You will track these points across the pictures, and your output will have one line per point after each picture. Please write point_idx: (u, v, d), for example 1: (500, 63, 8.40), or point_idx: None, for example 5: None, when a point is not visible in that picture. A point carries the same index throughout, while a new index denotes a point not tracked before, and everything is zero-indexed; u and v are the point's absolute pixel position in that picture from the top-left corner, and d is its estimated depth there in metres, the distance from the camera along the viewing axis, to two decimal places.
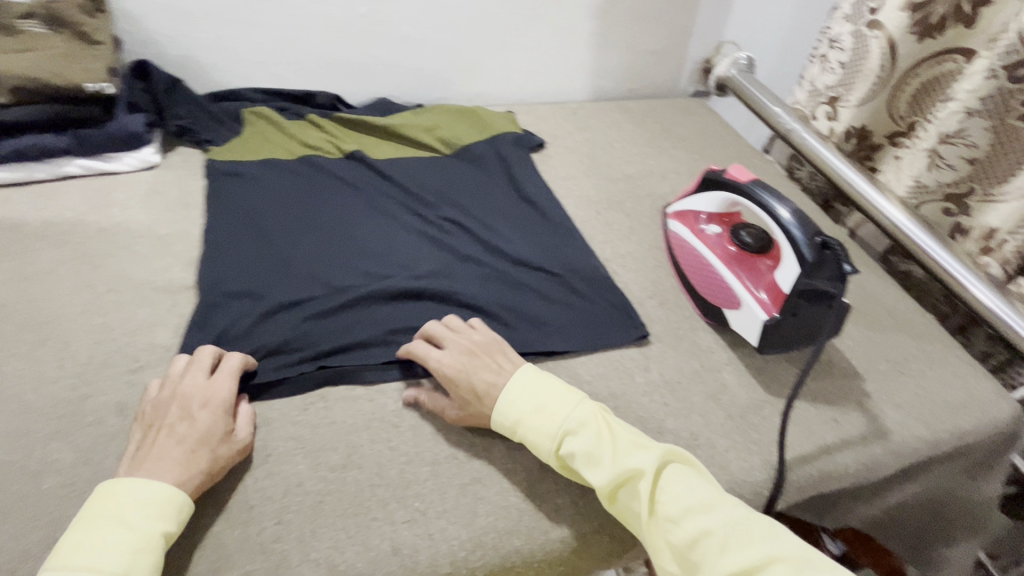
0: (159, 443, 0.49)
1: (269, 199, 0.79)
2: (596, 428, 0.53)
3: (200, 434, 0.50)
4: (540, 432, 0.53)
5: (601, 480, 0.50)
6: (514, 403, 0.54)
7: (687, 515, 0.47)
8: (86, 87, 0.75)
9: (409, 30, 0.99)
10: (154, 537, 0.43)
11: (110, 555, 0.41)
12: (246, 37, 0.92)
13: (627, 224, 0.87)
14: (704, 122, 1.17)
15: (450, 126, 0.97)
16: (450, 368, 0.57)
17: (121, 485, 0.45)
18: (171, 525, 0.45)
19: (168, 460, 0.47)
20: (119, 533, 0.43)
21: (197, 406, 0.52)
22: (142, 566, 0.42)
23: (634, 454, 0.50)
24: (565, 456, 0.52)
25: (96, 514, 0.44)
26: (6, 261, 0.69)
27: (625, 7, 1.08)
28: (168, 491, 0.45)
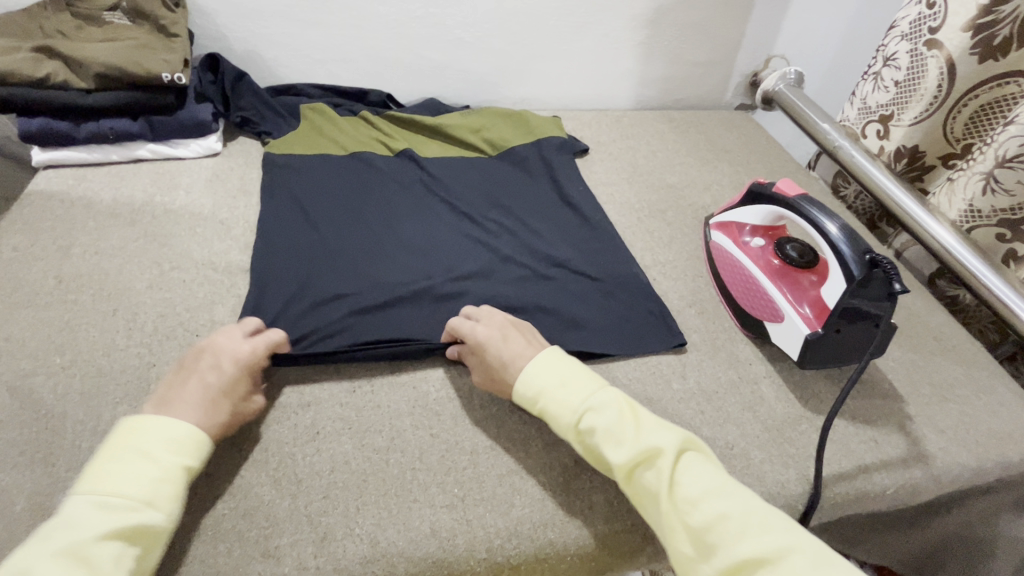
0: (186, 387, 0.51)
1: (324, 187, 0.82)
2: (618, 406, 0.53)
3: (225, 387, 0.53)
4: (563, 404, 0.54)
5: (621, 455, 0.49)
6: (539, 376, 0.55)
7: (706, 498, 0.46)
8: (162, 77, 0.80)
9: (462, 34, 1.02)
10: (176, 469, 0.46)
11: (135, 483, 0.43)
12: (308, 35, 0.97)
13: (667, 232, 0.88)
14: (749, 135, 1.16)
15: (495, 128, 0.99)
16: (482, 336, 0.59)
17: (147, 418, 0.47)
18: (192, 460, 0.47)
19: (192, 404, 0.50)
20: (143, 463, 0.45)
21: (226, 361, 0.54)
22: (165, 496, 0.44)
23: (656, 434, 0.50)
24: (585, 428, 0.52)
25: (121, 443, 0.46)
26: (82, 235, 0.74)
27: (676, 19, 1.09)
28: (192, 431, 0.48)
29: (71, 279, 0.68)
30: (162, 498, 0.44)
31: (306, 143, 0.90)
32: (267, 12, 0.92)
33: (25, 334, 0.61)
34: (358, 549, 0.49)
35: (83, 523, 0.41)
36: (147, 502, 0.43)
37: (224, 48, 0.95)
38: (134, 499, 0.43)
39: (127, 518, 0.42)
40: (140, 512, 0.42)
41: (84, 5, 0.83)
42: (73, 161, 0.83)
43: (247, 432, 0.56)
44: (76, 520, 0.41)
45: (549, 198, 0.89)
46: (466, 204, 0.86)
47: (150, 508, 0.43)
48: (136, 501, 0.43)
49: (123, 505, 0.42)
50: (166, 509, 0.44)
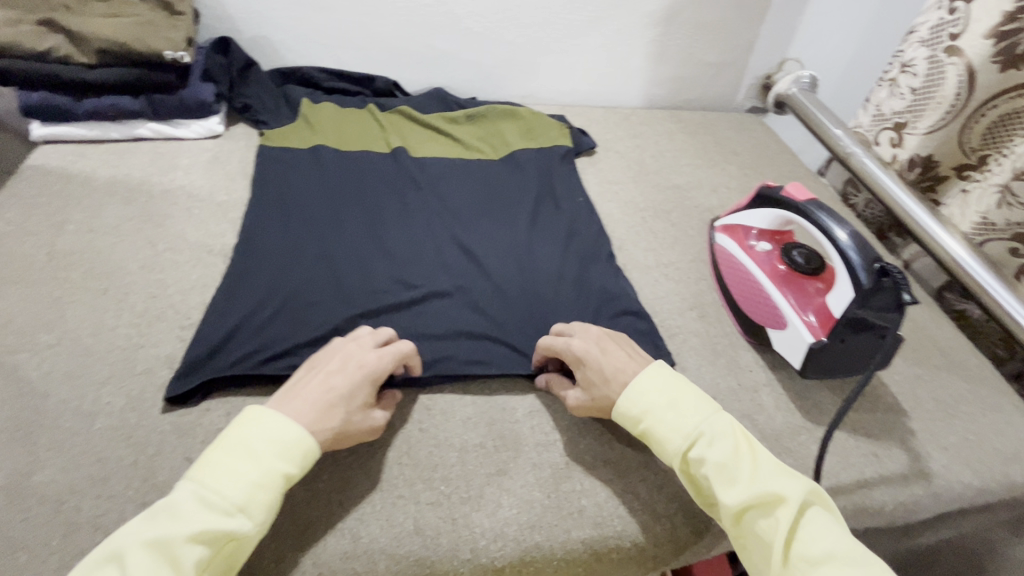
0: (311, 387, 0.50)
1: (324, 179, 0.82)
2: (735, 440, 0.51)
3: (343, 396, 0.50)
4: (672, 427, 0.52)
5: (733, 494, 0.48)
6: (649, 395, 0.54)
7: (826, 562, 0.43)
8: (164, 54, 0.79)
9: (472, 24, 1.00)
10: (275, 476, 0.44)
11: (235, 485, 0.42)
12: (316, 19, 0.95)
13: (671, 233, 0.86)
14: (759, 139, 1.14)
15: (499, 126, 0.97)
16: (580, 352, 0.58)
17: (265, 413, 0.47)
18: (295, 467, 0.45)
19: (307, 411, 0.48)
20: (248, 462, 0.44)
21: (353, 365, 0.53)
22: (258, 504, 0.43)
23: (776, 480, 0.48)
24: (695, 457, 0.50)
25: (239, 433, 0.45)
26: (77, 212, 0.73)
27: (690, 18, 1.07)
28: (299, 438, 0.46)
29: (63, 256, 0.67)
30: (254, 506, 0.43)
31: (305, 132, 0.89)
32: None
33: (13, 309, 0.61)
34: (338, 545, 0.47)
35: (184, 514, 0.40)
36: (239, 509, 0.42)
37: (229, 28, 0.94)
38: (231, 500, 0.42)
39: (218, 522, 0.41)
40: (230, 517, 0.41)
41: None
42: (74, 138, 0.83)
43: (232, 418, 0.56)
44: (181, 509, 0.41)
45: (544, 200, 0.87)
46: (466, 200, 0.84)
47: (242, 516, 0.42)
48: (230, 503, 0.42)
49: (221, 505, 0.41)
50: (257, 518, 0.42)
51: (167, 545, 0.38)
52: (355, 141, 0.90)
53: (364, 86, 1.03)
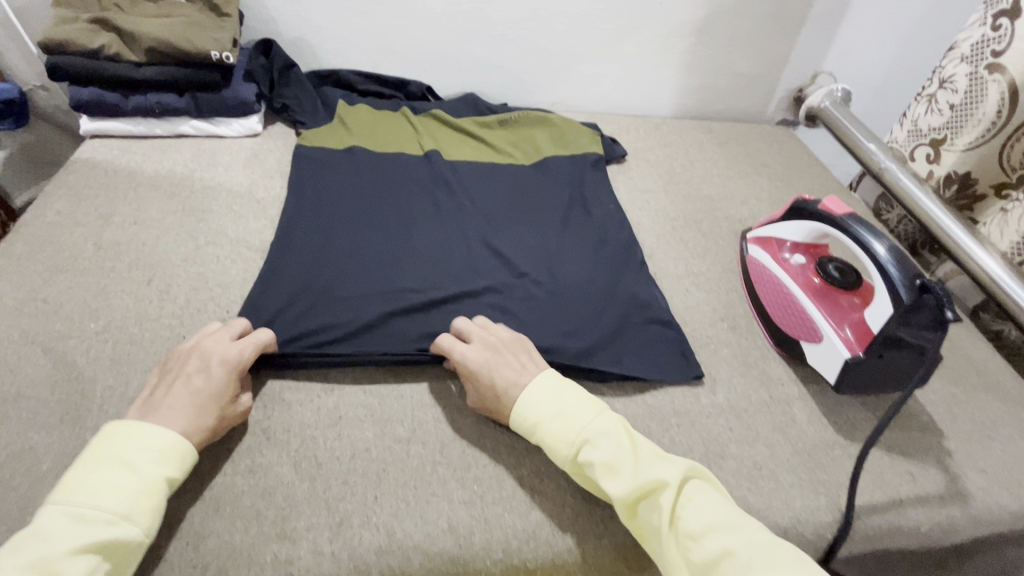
0: (171, 393, 0.50)
1: (358, 181, 0.83)
2: (618, 436, 0.52)
3: (207, 395, 0.50)
4: (558, 435, 0.52)
5: (619, 487, 0.49)
6: (534, 404, 0.54)
7: (708, 534, 0.46)
8: (210, 55, 0.81)
9: (507, 31, 1.02)
10: (157, 482, 0.44)
11: (114, 497, 0.42)
12: (355, 23, 0.97)
13: (702, 243, 0.86)
14: (791, 151, 1.13)
15: (531, 132, 0.98)
16: (473, 362, 0.57)
17: (129, 426, 0.46)
18: (176, 471, 0.46)
19: (175, 415, 0.48)
20: (124, 474, 0.43)
21: (215, 361, 0.53)
22: (142, 509, 0.43)
23: (657, 467, 0.50)
24: (584, 461, 0.51)
25: (104, 450, 0.44)
26: (123, 205, 0.75)
27: (724, 29, 1.07)
28: (174, 440, 0.46)
29: (109, 246, 0.69)
30: (139, 512, 0.42)
31: (339, 132, 0.91)
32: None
33: (62, 296, 0.63)
34: (373, 540, 0.48)
35: (55, 536, 0.39)
36: (123, 516, 0.42)
37: (271, 31, 0.96)
38: (112, 511, 0.41)
39: (99, 534, 0.40)
40: (115, 526, 0.41)
41: None
42: (120, 133, 0.85)
43: (269, 410, 0.56)
44: (51, 534, 0.39)
45: (575, 206, 0.87)
46: (496, 204, 0.85)
47: (127, 523, 0.42)
48: (113, 513, 0.41)
49: (100, 519, 0.41)
50: (144, 524, 0.42)
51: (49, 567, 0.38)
52: (388, 142, 0.92)
53: (397, 89, 1.05)
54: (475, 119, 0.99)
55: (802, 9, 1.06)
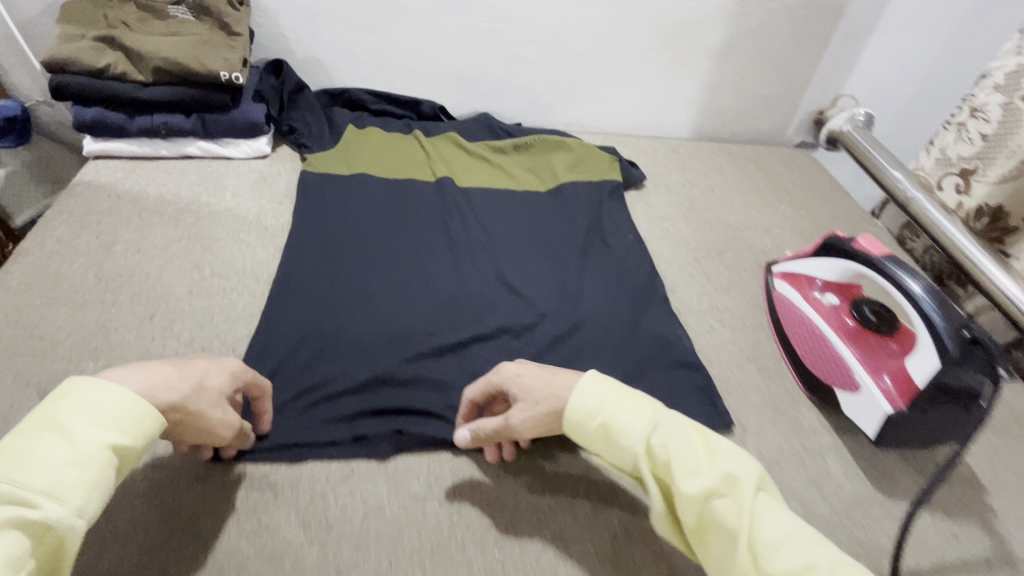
0: (165, 362, 0.45)
1: (370, 210, 0.81)
2: (690, 428, 0.47)
3: (201, 379, 0.46)
4: (627, 418, 0.47)
5: (693, 482, 0.44)
6: (602, 384, 0.49)
7: (789, 544, 0.41)
8: (219, 76, 0.78)
9: (523, 51, 0.99)
10: (97, 450, 0.38)
11: (41, 468, 0.36)
12: (368, 42, 0.95)
13: (725, 276, 0.83)
14: (812, 176, 1.10)
15: (547, 157, 0.95)
16: (510, 378, 0.53)
17: (75, 385, 0.40)
18: (124, 439, 0.39)
19: (152, 380, 0.43)
20: (57, 441, 0.37)
21: (202, 347, 0.49)
22: (75, 484, 0.36)
23: (735, 462, 0.45)
24: (657, 447, 0.46)
25: (44, 415, 0.38)
26: (125, 232, 0.72)
27: (745, 51, 1.04)
28: (129, 399, 0.40)
29: (110, 278, 0.66)
30: (70, 486, 0.36)
31: (350, 156, 0.89)
32: (329, 15, 0.90)
33: (60, 333, 0.59)
34: None
35: None
36: (49, 491, 0.35)
37: (281, 48, 0.94)
38: (37, 484, 0.35)
39: (15, 514, 0.34)
40: (41, 504, 0.35)
41: None
42: (124, 153, 0.82)
43: (277, 463, 0.53)
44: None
45: (592, 237, 0.84)
46: (513, 234, 0.82)
47: (55, 500, 0.35)
48: (35, 489, 0.35)
49: (22, 493, 0.34)
50: (76, 500, 0.36)
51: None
52: (400, 167, 0.89)
53: (409, 109, 1.02)
54: (489, 143, 0.96)
55: (826, 32, 1.03)
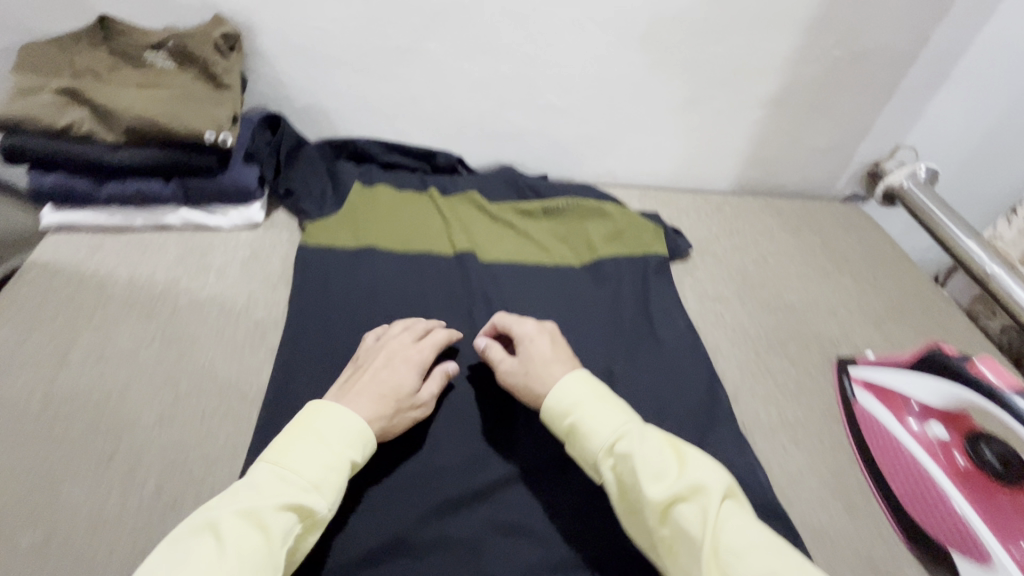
0: (366, 379, 0.55)
1: (379, 300, 0.69)
2: (658, 438, 0.52)
3: (393, 386, 0.55)
4: (598, 422, 0.53)
5: (658, 487, 0.48)
6: (579, 386, 0.55)
7: (751, 550, 0.44)
8: (204, 137, 0.66)
9: (555, 99, 0.88)
10: (343, 460, 0.48)
11: (311, 467, 0.47)
12: (380, 88, 0.83)
13: (793, 377, 0.71)
14: (870, 238, 0.98)
15: (581, 225, 0.84)
16: (528, 333, 0.62)
17: (330, 409, 0.50)
18: (357, 455, 0.50)
19: (363, 403, 0.53)
20: (319, 447, 0.48)
21: (398, 359, 0.58)
22: (330, 485, 0.47)
23: (700, 471, 0.49)
24: (625, 451, 0.50)
25: (309, 422, 0.49)
26: (85, 334, 0.59)
27: (801, 101, 0.93)
28: (360, 428, 0.50)
29: (62, 402, 0.53)
30: (327, 488, 0.47)
31: (355, 223, 0.76)
32: (336, 59, 0.79)
33: None
34: None
35: (265, 488, 0.45)
36: (314, 486, 0.46)
37: (280, 95, 0.82)
38: (308, 481, 0.46)
39: (295, 497, 0.45)
40: (308, 494, 0.46)
41: (123, 39, 0.70)
42: (91, 225, 0.70)
43: None
44: (263, 487, 0.45)
45: (637, 327, 0.74)
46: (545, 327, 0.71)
47: (317, 493, 0.46)
48: (305, 482, 0.46)
49: (299, 484, 0.46)
50: (328, 499, 0.47)
51: (261, 517, 0.43)
52: (413, 236, 0.77)
53: (423, 161, 0.91)
54: (515, 205, 0.84)
55: (892, 81, 0.92)
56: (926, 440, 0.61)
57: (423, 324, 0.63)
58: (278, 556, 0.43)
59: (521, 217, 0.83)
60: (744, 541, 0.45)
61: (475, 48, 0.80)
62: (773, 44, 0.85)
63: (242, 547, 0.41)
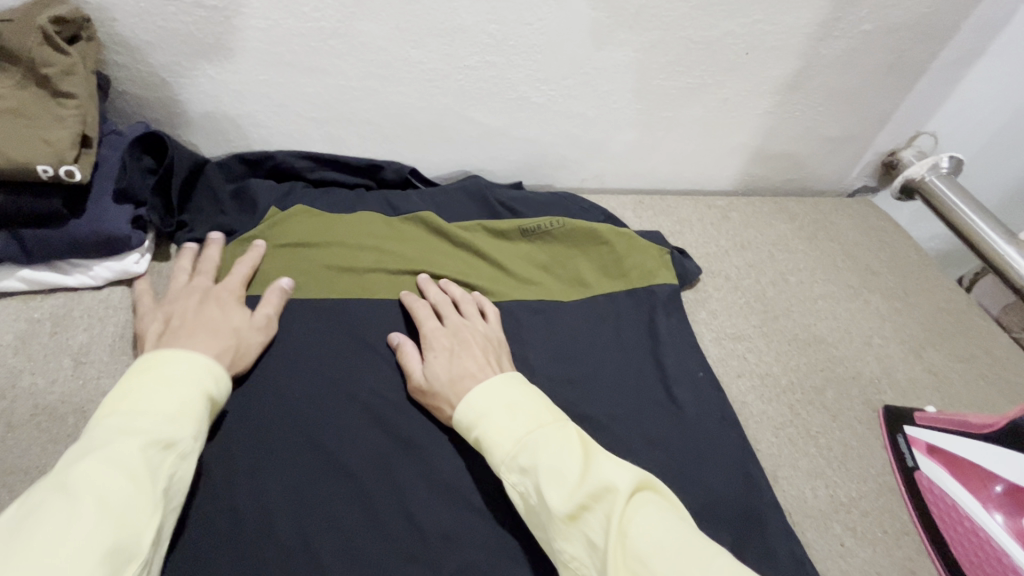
0: (185, 326, 0.50)
1: (320, 381, 0.54)
2: (567, 436, 0.44)
3: (223, 322, 0.52)
4: (502, 432, 0.45)
5: (558, 496, 0.39)
6: (483, 395, 0.48)
7: (661, 559, 0.36)
8: (36, 172, 0.47)
9: (529, 92, 0.70)
10: (196, 393, 0.44)
11: (162, 403, 0.41)
12: (301, 85, 0.64)
13: (833, 434, 0.59)
14: (894, 242, 0.86)
15: (567, 251, 0.68)
16: (436, 344, 0.54)
17: (159, 356, 0.45)
18: (213, 388, 0.45)
19: (199, 343, 0.48)
20: (160, 385, 0.42)
21: (210, 298, 0.54)
22: (189, 415, 0.42)
23: (609, 469, 0.41)
24: (526, 460, 0.42)
25: (143, 366, 0.44)
26: None
27: (818, 85, 0.78)
28: (192, 359, 0.45)
29: None
30: (187, 418, 0.42)
31: (271, 268, 0.61)
32: (239, 47, 0.60)
33: None
34: None
35: (102, 441, 0.38)
36: (170, 419, 0.41)
37: (166, 97, 0.62)
38: (165, 416, 0.41)
39: (155, 436, 0.39)
40: (166, 428, 0.40)
41: None
42: None
43: None
44: (97, 438, 0.38)
45: (649, 387, 0.59)
46: None
47: (176, 426, 0.41)
48: (162, 417, 0.41)
49: (151, 425, 0.40)
50: (193, 429, 0.42)
51: (113, 465, 0.36)
52: (352, 277, 0.61)
53: (366, 176, 0.73)
54: (484, 225, 0.68)
55: (921, 59, 0.79)
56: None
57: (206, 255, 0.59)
58: (156, 493, 0.37)
59: (492, 244, 0.67)
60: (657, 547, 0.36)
61: (423, 30, 0.61)
62: (794, 16, 0.68)
63: (96, 505, 0.34)
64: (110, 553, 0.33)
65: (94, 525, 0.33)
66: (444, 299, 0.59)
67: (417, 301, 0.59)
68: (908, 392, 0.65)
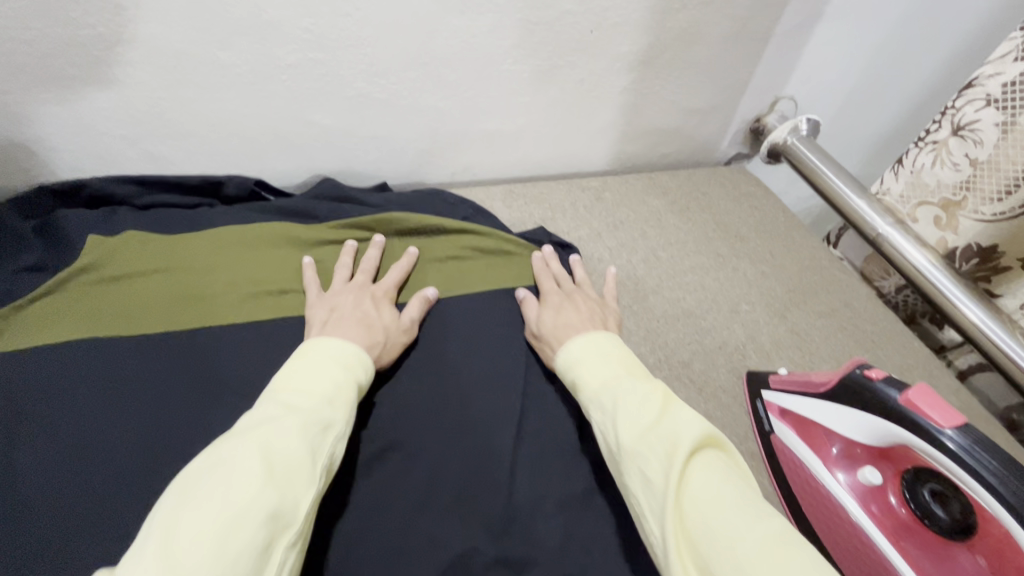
0: (341, 317, 0.54)
1: (145, 418, 0.49)
2: (650, 390, 0.44)
3: (375, 318, 0.55)
4: (594, 376, 0.48)
5: (630, 434, 0.40)
6: (583, 344, 0.52)
7: (716, 507, 0.34)
8: None
9: (369, 88, 0.66)
10: (350, 381, 0.45)
11: (320, 386, 0.43)
12: (98, 99, 0.57)
13: (697, 405, 0.60)
14: (764, 207, 0.88)
15: (434, 252, 0.67)
16: (551, 298, 0.62)
17: (317, 341, 0.48)
18: (362, 380, 0.47)
19: (350, 334, 0.51)
20: (325, 369, 0.44)
21: (365, 297, 0.58)
22: (342, 400, 0.43)
23: (682, 422, 0.40)
24: (609, 403, 0.44)
25: (309, 349, 0.47)
26: None
27: (672, 59, 0.78)
28: (355, 349, 0.49)
29: None
30: (342, 403, 0.43)
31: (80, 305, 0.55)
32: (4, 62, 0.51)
33: None
34: None
35: (279, 409, 0.39)
36: (329, 402, 0.42)
37: None
38: (322, 397, 0.42)
39: (317, 414, 0.40)
40: (326, 409, 0.41)
41: None
42: None
43: None
44: (272, 406, 0.40)
45: (512, 384, 0.57)
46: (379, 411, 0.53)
47: (333, 408, 0.42)
48: (321, 399, 0.42)
49: (313, 404, 0.41)
50: (346, 415, 0.43)
51: (282, 432, 0.37)
52: (186, 308, 0.57)
53: (205, 195, 0.68)
54: (351, 223, 0.66)
55: (766, 28, 0.80)
56: (858, 488, 0.51)
57: (374, 251, 0.64)
58: (313, 467, 0.37)
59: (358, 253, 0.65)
60: (715, 498, 0.35)
61: (226, 30, 0.55)
62: None
63: (263, 462, 0.35)
64: (270, 516, 0.33)
65: (261, 484, 0.34)
66: (563, 271, 0.67)
67: (541, 267, 0.67)
68: (772, 354, 0.67)
